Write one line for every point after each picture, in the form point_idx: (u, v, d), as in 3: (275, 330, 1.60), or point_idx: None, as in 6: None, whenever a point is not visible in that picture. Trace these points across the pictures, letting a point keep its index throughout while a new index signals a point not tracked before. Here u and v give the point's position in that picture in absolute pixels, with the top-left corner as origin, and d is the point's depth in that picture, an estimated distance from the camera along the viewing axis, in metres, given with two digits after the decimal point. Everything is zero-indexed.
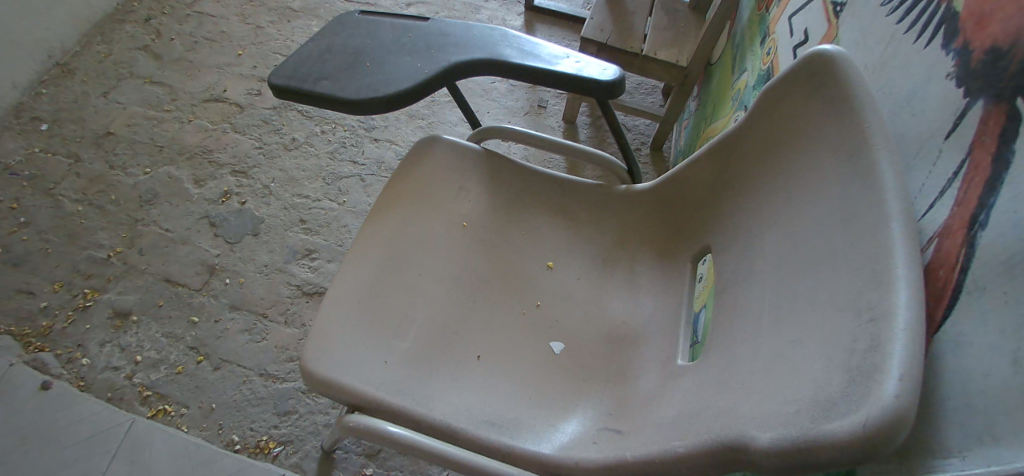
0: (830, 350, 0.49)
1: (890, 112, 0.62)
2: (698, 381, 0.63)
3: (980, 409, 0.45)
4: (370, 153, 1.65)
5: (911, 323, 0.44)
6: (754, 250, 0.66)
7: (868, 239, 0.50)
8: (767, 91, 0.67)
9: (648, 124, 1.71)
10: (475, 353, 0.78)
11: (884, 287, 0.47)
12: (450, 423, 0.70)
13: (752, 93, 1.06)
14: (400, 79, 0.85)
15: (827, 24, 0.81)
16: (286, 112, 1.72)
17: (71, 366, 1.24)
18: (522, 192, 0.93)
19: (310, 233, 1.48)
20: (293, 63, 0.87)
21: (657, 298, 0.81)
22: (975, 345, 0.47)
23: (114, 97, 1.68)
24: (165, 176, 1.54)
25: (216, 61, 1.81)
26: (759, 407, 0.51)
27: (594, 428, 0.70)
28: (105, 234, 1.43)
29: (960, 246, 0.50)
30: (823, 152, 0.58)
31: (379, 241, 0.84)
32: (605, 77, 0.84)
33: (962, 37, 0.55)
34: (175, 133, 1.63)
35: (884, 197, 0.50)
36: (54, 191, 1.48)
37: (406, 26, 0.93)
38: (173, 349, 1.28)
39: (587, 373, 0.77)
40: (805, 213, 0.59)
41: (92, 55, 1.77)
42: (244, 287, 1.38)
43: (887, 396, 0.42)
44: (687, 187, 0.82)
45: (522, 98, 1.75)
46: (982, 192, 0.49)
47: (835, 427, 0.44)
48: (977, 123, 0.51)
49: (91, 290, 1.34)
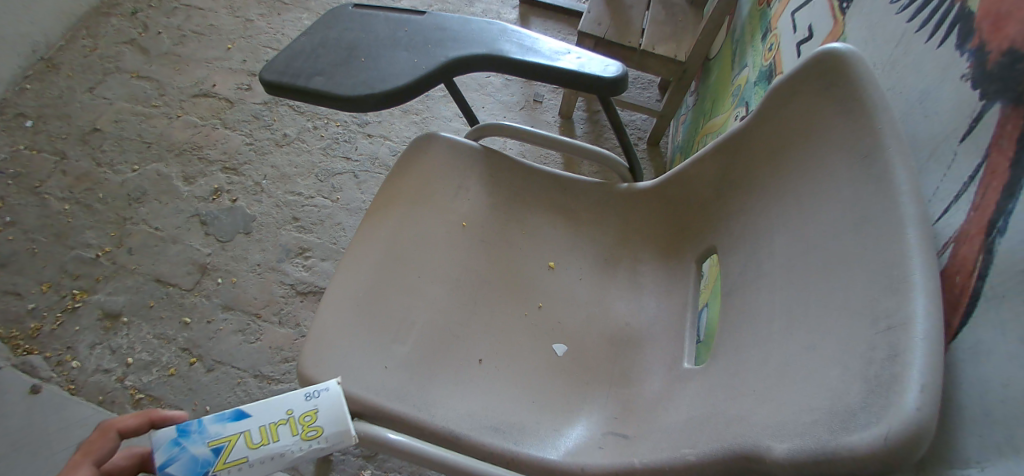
0: (847, 358, 0.48)
1: (902, 113, 0.60)
2: (707, 387, 0.62)
3: (1000, 419, 0.45)
4: (363, 149, 1.62)
5: (931, 332, 0.43)
6: (762, 252, 0.65)
7: (885, 243, 0.49)
8: (776, 89, 0.66)
9: (645, 118, 1.69)
10: (477, 357, 0.76)
11: (902, 294, 0.46)
12: (453, 429, 0.68)
13: (754, 89, 1.04)
14: (397, 75, 0.83)
15: (833, 20, 0.79)
16: (277, 107, 1.69)
17: (61, 369, 1.22)
18: (522, 190, 0.92)
19: (303, 231, 1.46)
20: (285, 58, 0.84)
21: (661, 299, 0.80)
22: (995, 352, 0.46)
23: (100, 92, 1.64)
24: (154, 173, 1.51)
25: (204, 55, 1.77)
26: (773, 416, 0.50)
27: (600, 432, 0.69)
28: (93, 233, 1.40)
29: (977, 252, 0.49)
30: (834, 154, 0.57)
31: (376, 243, 0.83)
32: (608, 73, 0.83)
33: (978, 37, 0.53)
34: (164, 129, 1.60)
35: (900, 201, 0.49)
36: (40, 189, 1.45)
37: (402, 20, 0.90)
38: (165, 350, 1.26)
39: (590, 376, 0.76)
40: (816, 216, 0.58)
41: (77, 49, 1.73)
42: (236, 286, 1.36)
43: (908, 407, 0.41)
44: (692, 186, 0.81)
45: (517, 92, 1.74)
46: (1001, 198, 0.48)
47: (855, 438, 0.43)
48: (995, 127, 0.50)
49: (79, 291, 1.32)
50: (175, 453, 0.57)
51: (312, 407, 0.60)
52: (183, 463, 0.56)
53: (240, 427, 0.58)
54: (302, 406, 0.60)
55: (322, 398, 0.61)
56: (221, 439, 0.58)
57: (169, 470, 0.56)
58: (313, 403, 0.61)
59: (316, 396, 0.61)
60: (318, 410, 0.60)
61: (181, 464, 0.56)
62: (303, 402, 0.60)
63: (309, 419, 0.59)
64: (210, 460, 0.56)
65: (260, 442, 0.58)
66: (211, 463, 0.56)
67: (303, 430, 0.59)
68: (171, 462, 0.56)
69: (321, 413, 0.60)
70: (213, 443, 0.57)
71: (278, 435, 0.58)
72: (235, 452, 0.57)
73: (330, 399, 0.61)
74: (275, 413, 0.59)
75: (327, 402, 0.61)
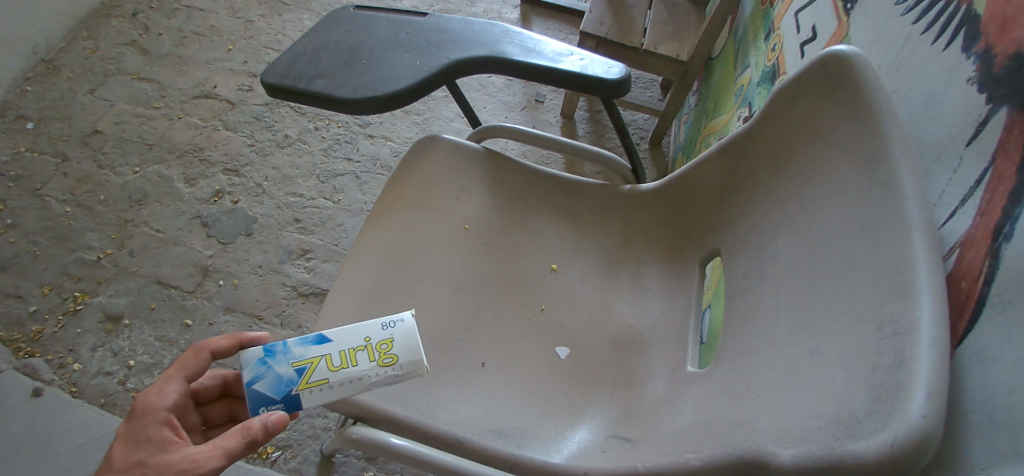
0: (852, 364, 0.47)
1: (908, 115, 0.60)
2: (710, 391, 0.62)
3: (1005, 425, 0.44)
4: (365, 150, 1.62)
5: (937, 339, 0.43)
6: (766, 256, 0.64)
7: (890, 247, 0.49)
8: (780, 92, 0.66)
9: (646, 118, 1.69)
10: (479, 360, 0.76)
11: (907, 300, 0.46)
12: (456, 433, 0.68)
13: (757, 89, 1.04)
14: (399, 77, 0.83)
15: (837, 21, 0.79)
16: (279, 108, 1.68)
17: (63, 372, 1.22)
18: (524, 192, 0.91)
19: (305, 232, 1.45)
20: (286, 60, 0.84)
21: (664, 301, 0.80)
22: (1001, 359, 0.46)
23: (101, 94, 1.64)
24: (155, 175, 1.51)
25: (205, 56, 1.77)
26: (778, 422, 0.50)
27: (603, 436, 0.69)
28: (95, 236, 1.40)
29: (983, 257, 0.49)
30: (838, 157, 0.57)
31: (377, 247, 0.83)
32: (610, 75, 0.82)
33: (985, 41, 0.53)
34: (165, 130, 1.60)
35: (905, 206, 0.49)
36: (41, 192, 1.45)
37: (403, 22, 0.90)
38: (167, 353, 1.26)
39: (593, 378, 0.75)
40: (821, 219, 0.58)
41: (78, 51, 1.72)
42: (238, 288, 1.36)
43: (914, 415, 0.41)
44: (695, 188, 0.80)
45: (519, 92, 1.73)
46: (1006, 203, 0.48)
47: (861, 446, 0.42)
48: (1001, 131, 0.50)
49: (81, 294, 1.32)
50: (262, 371, 0.64)
51: (386, 338, 0.66)
52: (270, 381, 0.63)
53: (322, 350, 0.65)
54: (378, 335, 0.66)
55: (397, 329, 0.67)
56: (303, 361, 0.64)
57: (258, 387, 0.63)
58: (388, 333, 0.66)
59: (391, 327, 0.67)
60: (393, 339, 0.66)
61: (267, 381, 0.63)
62: (379, 331, 0.66)
63: (385, 348, 0.65)
64: (294, 379, 0.63)
65: (339, 366, 0.64)
66: (295, 383, 0.63)
67: (379, 357, 0.65)
68: (258, 379, 0.63)
69: (396, 342, 0.66)
70: (297, 364, 0.64)
71: (356, 360, 0.65)
72: (317, 373, 0.64)
73: (403, 332, 0.66)
74: (355, 340, 0.66)
75: (402, 333, 0.66)
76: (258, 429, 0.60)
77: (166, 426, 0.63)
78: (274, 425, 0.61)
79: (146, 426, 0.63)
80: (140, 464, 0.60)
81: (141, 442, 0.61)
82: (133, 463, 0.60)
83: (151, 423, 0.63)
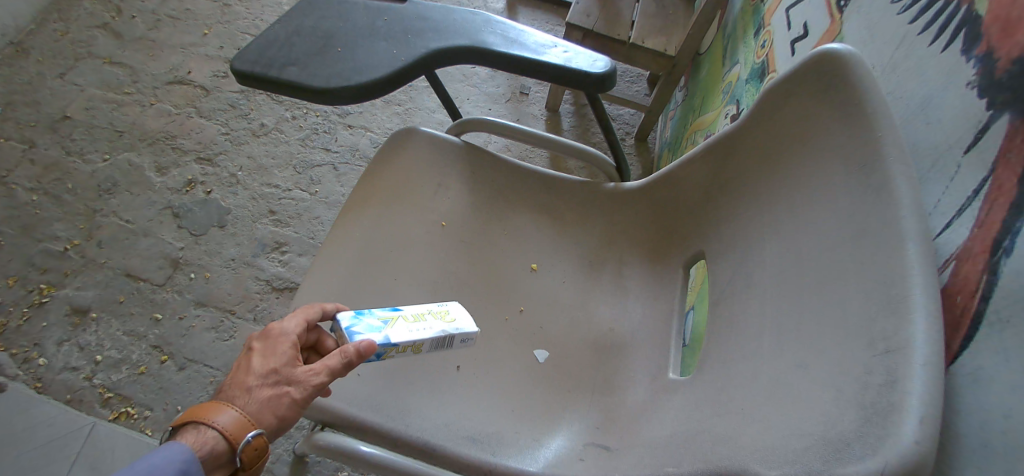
0: (841, 382, 0.45)
1: (903, 120, 0.58)
2: (692, 402, 0.59)
3: (1001, 452, 0.42)
4: (344, 140, 1.58)
5: (931, 358, 0.41)
6: (752, 262, 0.62)
7: (884, 258, 0.46)
8: (770, 90, 0.63)
9: (633, 113, 1.66)
10: (455, 363, 0.73)
11: (900, 316, 0.43)
12: (428, 440, 0.65)
13: (745, 87, 1.01)
14: (375, 67, 0.79)
15: (829, 18, 0.76)
16: (255, 96, 1.63)
17: (27, 367, 1.17)
18: (506, 188, 0.88)
19: (280, 225, 1.41)
20: (258, 46, 0.80)
21: (646, 304, 0.77)
22: (996, 381, 0.44)
23: (71, 78, 1.58)
24: (126, 163, 1.46)
25: (180, 41, 1.71)
26: (763, 439, 0.47)
27: (580, 443, 0.66)
28: (62, 225, 1.35)
29: (981, 272, 0.47)
30: (829, 162, 0.55)
31: (349, 244, 0.80)
32: (595, 68, 0.79)
33: (985, 43, 0.51)
34: (137, 117, 1.54)
35: (900, 215, 0.47)
36: (6, 179, 1.39)
37: (381, 8, 0.86)
38: (135, 348, 1.21)
39: (572, 384, 0.73)
40: (811, 226, 0.55)
41: (47, 33, 1.66)
42: (210, 282, 1.31)
43: (906, 440, 0.39)
44: (682, 187, 0.78)
45: (503, 84, 1.70)
46: (1007, 215, 0.46)
47: (850, 471, 0.40)
48: (1002, 139, 0.47)
49: (47, 286, 1.27)
50: (356, 320, 0.65)
51: (445, 308, 0.70)
52: (365, 327, 0.65)
53: (398, 313, 0.68)
54: (436, 308, 0.70)
55: (450, 305, 0.71)
56: (387, 317, 0.67)
57: (355, 329, 0.64)
58: (444, 306, 0.71)
59: (445, 304, 0.71)
60: (449, 310, 0.70)
61: (362, 327, 0.65)
62: (437, 306, 0.71)
63: (445, 312, 0.69)
64: (382, 326, 0.65)
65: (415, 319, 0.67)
66: (383, 328, 0.65)
67: (441, 319, 0.69)
68: (354, 325, 0.64)
69: (452, 311, 0.70)
70: (382, 317, 0.67)
71: (424, 318, 0.68)
72: (400, 323, 0.66)
73: (456, 306, 0.71)
74: (420, 309, 0.70)
75: (454, 307, 0.71)
76: (354, 352, 0.59)
77: (296, 345, 0.61)
78: (364, 350, 0.59)
79: (280, 341, 0.60)
80: (274, 371, 0.59)
81: (275, 355, 0.59)
82: (269, 370, 0.59)
83: (283, 339, 0.61)
